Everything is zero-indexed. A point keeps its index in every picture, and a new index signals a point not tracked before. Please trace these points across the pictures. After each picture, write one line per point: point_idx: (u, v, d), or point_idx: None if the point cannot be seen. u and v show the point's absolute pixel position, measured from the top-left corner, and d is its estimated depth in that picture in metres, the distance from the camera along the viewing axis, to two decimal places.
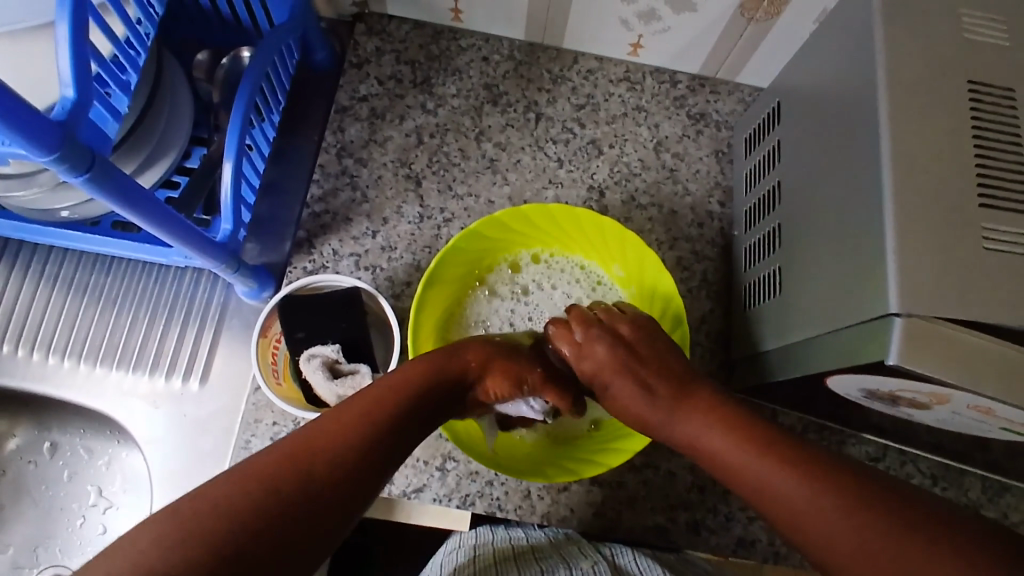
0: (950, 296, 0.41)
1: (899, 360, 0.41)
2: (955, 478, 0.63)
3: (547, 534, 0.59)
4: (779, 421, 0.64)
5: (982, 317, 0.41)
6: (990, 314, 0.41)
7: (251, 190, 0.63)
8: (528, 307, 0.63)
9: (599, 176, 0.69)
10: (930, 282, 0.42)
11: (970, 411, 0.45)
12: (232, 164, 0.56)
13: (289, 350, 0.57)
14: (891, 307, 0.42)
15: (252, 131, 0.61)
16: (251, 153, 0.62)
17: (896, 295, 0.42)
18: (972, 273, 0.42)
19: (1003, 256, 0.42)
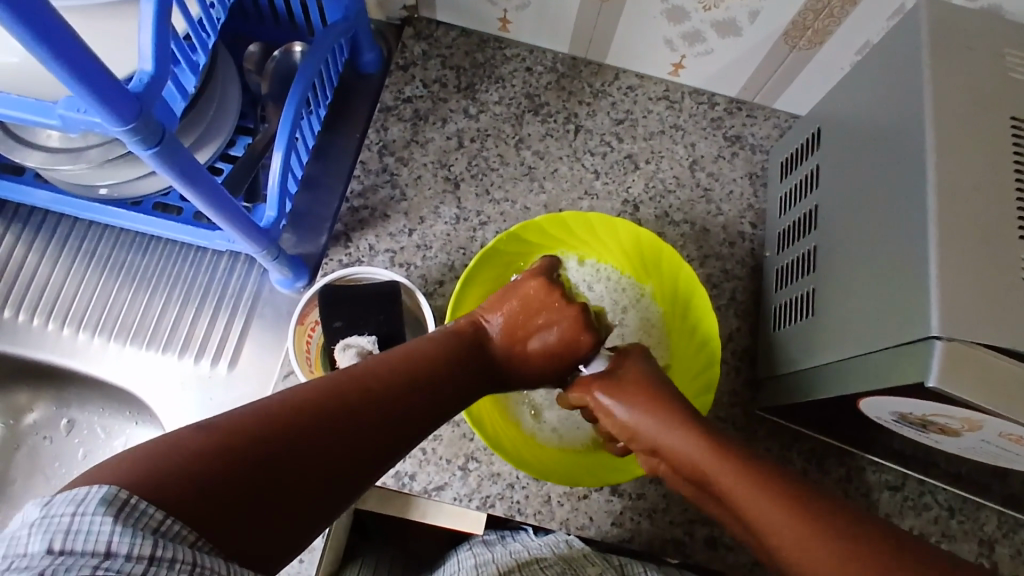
0: (988, 324, 0.42)
1: (938, 383, 0.42)
2: (973, 512, 0.63)
3: (555, 542, 0.58)
4: (800, 443, 0.64)
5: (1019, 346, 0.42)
6: None
7: (295, 181, 0.64)
8: None
9: (634, 191, 0.70)
10: (969, 309, 0.42)
11: (1001, 440, 0.46)
12: (282, 154, 0.57)
13: (323, 339, 0.58)
14: (931, 330, 0.42)
15: (301, 123, 0.63)
16: (299, 144, 0.63)
17: (938, 319, 0.42)
18: (1011, 302, 0.43)
19: None
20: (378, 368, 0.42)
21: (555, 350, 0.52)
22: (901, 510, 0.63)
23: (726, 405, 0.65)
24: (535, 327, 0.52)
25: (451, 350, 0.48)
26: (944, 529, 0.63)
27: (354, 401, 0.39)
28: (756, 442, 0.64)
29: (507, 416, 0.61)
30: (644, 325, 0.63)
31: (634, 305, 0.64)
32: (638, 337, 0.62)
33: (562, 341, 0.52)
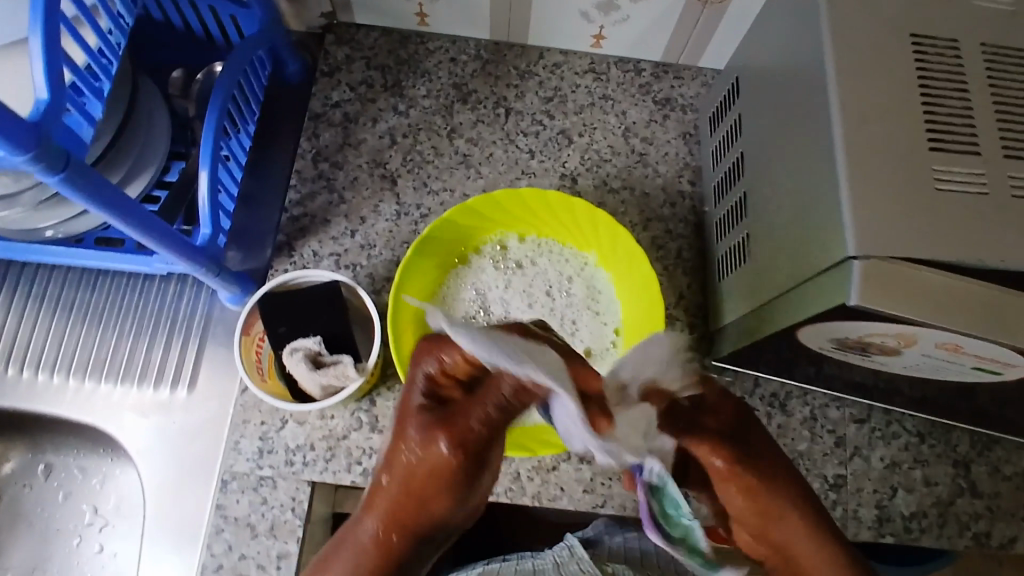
0: (904, 239, 0.42)
1: (860, 302, 0.42)
2: (942, 435, 0.64)
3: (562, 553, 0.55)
4: (762, 388, 0.64)
5: (938, 254, 0.42)
6: (950, 251, 0.42)
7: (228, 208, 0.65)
8: (506, 291, 0.61)
9: (570, 164, 0.70)
10: (884, 226, 0.42)
11: (939, 351, 0.46)
12: (208, 172, 0.58)
13: (272, 348, 0.57)
14: (848, 251, 0.42)
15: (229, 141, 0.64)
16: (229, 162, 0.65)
17: (854, 240, 0.42)
18: (925, 215, 0.43)
19: (954, 196, 0.43)
20: None
21: (436, 479, 0.39)
22: (869, 442, 0.63)
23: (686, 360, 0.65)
24: (400, 459, 0.40)
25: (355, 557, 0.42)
26: (914, 455, 0.64)
27: None
28: None
29: None
30: (591, 293, 0.61)
31: (579, 274, 0.62)
32: (585, 305, 0.61)
33: (414, 469, 0.40)
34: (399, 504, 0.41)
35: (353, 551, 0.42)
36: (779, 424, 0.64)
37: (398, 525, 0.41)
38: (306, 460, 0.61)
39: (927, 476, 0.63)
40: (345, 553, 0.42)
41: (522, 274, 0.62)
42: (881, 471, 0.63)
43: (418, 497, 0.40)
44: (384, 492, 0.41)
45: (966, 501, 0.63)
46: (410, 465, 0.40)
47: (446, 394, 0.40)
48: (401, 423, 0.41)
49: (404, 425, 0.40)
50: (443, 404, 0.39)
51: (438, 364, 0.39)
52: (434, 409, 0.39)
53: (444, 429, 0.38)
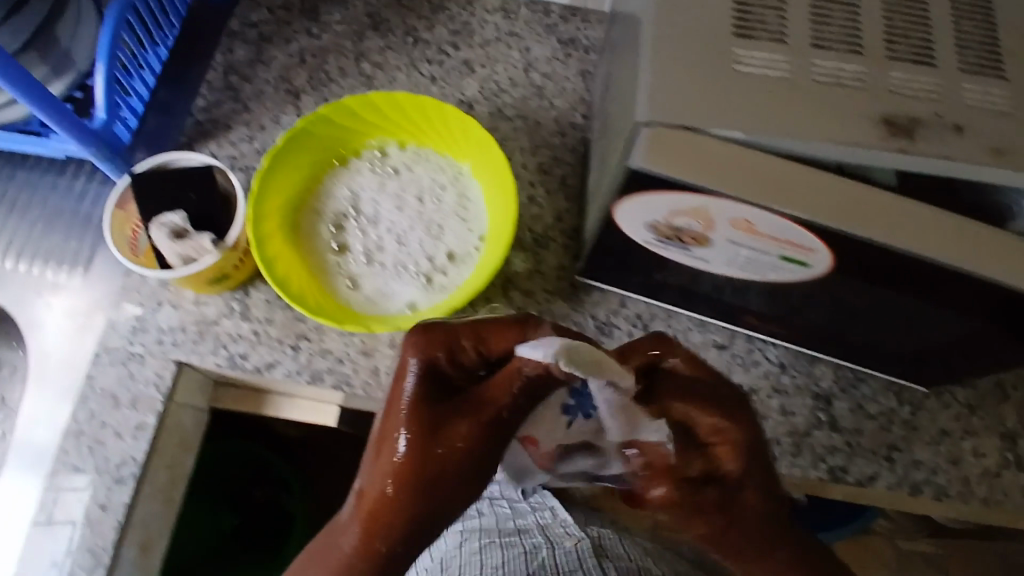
0: (691, 107, 0.43)
1: (643, 166, 0.43)
2: (804, 366, 0.65)
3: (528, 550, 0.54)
4: (628, 308, 0.66)
5: (720, 122, 0.43)
6: (733, 122, 0.43)
7: (134, 110, 0.70)
8: (380, 193, 0.63)
9: (469, 92, 0.72)
10: (674, 94, 0.43)
11: (739, 234, 0.47)
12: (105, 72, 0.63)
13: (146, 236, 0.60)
14: (636, 117, 0.43)
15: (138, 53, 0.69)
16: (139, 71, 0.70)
17: (643, 105, 0.43)
18: (718, 89, 0.44)
19: (751, 77, 0.44)
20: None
21: (399, 466, 0.43)
22: (728, 367, 0.65)
23: (556, 278, 0.67)
24: (383, 466, 0.44)
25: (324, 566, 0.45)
26: (774, 383, 0.65)
27: None
28: (580, 310, 0.66)
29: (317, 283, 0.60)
30: (461, 201, 0.63)
31: (453, 183, 0.64)
32: (454, 212, 0.63)
33: (401, 467, 0.43)
34: (373, 503, 0.44)
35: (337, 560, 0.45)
36: None
37: (392, 523, 0.44)
38: (176, 341, 0.63)
39: (784, 405, 0.64)
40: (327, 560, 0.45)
41: (397, 179, 0.64)
42: None
43: (429, 476, 0.43)
44: (383, 496, 0.44)
45: (824, 433, 0.64)
46: (404, 460, 0.43)
47: (448, 385, 0.46)
48: (386, 417, 0.44)
49: (381, 427, 0.45)
50: (467, 399, 0.44)
51: (419, 362, 0.45)
52: (429, 398, 0.44)
53: (425, 425, 0.43)
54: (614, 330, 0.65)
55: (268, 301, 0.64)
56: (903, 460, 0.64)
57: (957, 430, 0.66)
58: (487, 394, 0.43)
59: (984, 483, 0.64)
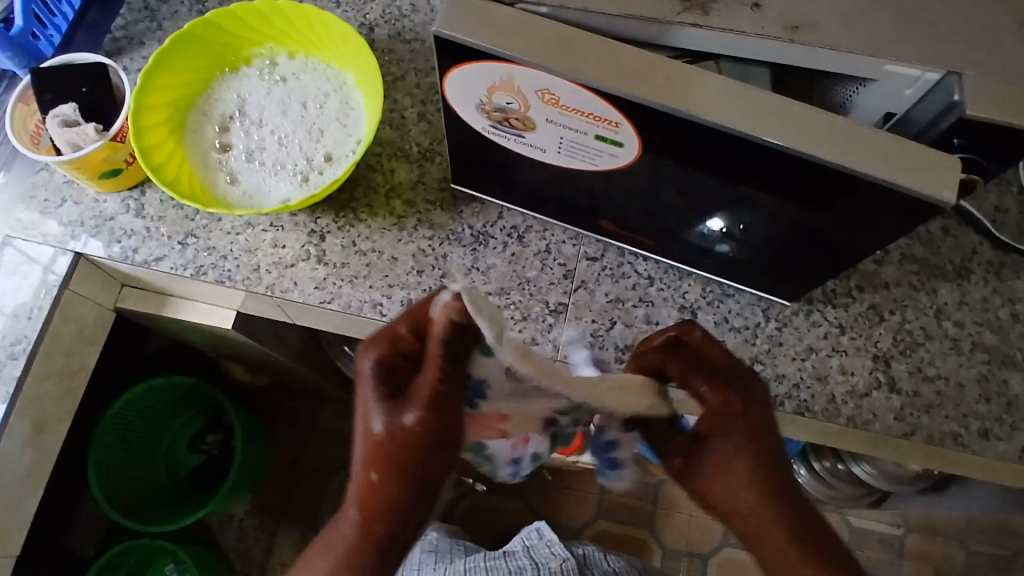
0: None
1: (447, 31, 0.45)
2: (672, 281, 0.67)
3: None
4: (503, 219, 0.68)
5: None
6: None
7: (61, 32, 0.76)
8: (267, 98, 0.67)
9: (370, 16, 0.76)
10: None
11: (551, 110, 0.49)
12: None
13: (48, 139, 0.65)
14: None
15: None
16: None
17: None
18: None
19: None
20: (318, 560, 0.50)
21: (382, 443, 0.46)
22: (597, 278, 0.67)
23: (438, 189, 0.69)
24: (365, 447, 0.47)
25: (348, 536, 0.48)
26: (642, 295, 0.66)
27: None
28: (458, 219, 0.68)
29: (200, 178, 0.65)
30: (343, 106, 0.67)
31: (336, 91, 0.67)
32: (335, 117, 0.66)
33: (382, 449, 0.46)
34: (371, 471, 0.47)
35: (356, 514, 0.48)
36: (513, 252, 0.67)
37: (387, 486, 0.47)
38: (72, 234, 0.67)
39: (649, 315, 0.66)
40: (342, 517, 0.49)
41: (284, 86, 0.68)
42: (603, 305, 0.66)
43: (408, 461, 0.46)
44: (375, 474, 0.47)
45: None
46: (375, 437, 0.47)
47: (400, 375, 0.47)
48: (360, 405, 0.47)
49: (366, 417, 0.47)
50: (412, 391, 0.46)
51: (376, 357, 0.47)
52: (416, 392, 0.45)
53: (405, 411, 0.46)
54: (489, 240, 0.67)
55: (161, 200, 0.68)
56: (765, 374, 0.65)
57: (824, 348, 0.65)
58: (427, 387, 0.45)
59: (849, 402, 0.64)
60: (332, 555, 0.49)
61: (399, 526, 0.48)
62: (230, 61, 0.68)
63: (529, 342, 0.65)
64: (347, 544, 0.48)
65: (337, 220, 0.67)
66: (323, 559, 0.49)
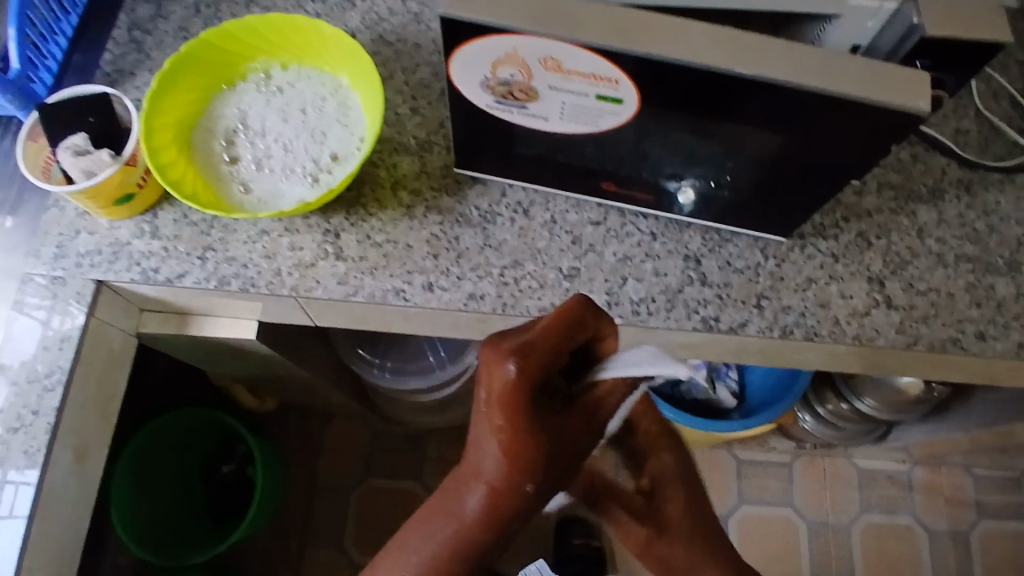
0: None
1: (453, 12, 0.49)
2: (672, 233, 0.71)
3: None
4: (508, 196, 0.71)
5: None
6: None
7: (51, 71, 0.78)
8: (268, 108, 0.70)
9: (351, 24, 0.79)
10: None
11: (552, 76, 0.52)
12: (14, 29, 0.72)
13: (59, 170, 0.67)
14: None
15: (53, 19, 0.78)
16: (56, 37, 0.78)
17: None
18: None
19: None
20: (396, 560, 0.41)
21: (513, 462, 0.39)
22: (603, 240, 0.70)
23: (442, 176, 0.72)
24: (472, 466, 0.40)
25: (448, 537, 0.40)
26: (647, 250, 0.70)
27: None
28: (465, 202, 0.71)
29: (214, 190, 0.67)
30: (342, 108, 0.69)
31: (333, 94, 0.70)
32: (336, 118, 0.69)
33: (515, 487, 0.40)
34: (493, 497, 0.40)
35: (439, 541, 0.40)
36: (521, 225, 0.70)
37: (506, 515, 0.40)
38: (92, 262, 0.69)
39: (657, 268, 0.70)
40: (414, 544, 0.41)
41: (282, 95, 0.70)
42: (612, 264, 0.70)
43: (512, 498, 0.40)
44: (513, 493, 0.40)
45: (696, 289, 0.69)
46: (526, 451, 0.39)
47: (552, 388, 0.42)
48: (487, 404, 0.39)
49: (486, 424, 0.40)
50: (555, 421, 0.40)
51: (522, 364, 0.38)
52: (531, 374, 0.39)
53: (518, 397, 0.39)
54: (497, 218, 0.71)
55: (175, 220, 0.70)
56: (772, 307, 0.69)
57: (822, 276, 0.70)
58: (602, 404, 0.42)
59: (852, 322, 0.68)
60: None
61: (469, 568, 0.41)
62: (226, 78, 0.71)
63: (548, 307, 0.68)
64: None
65: (349, 216, 0.70)
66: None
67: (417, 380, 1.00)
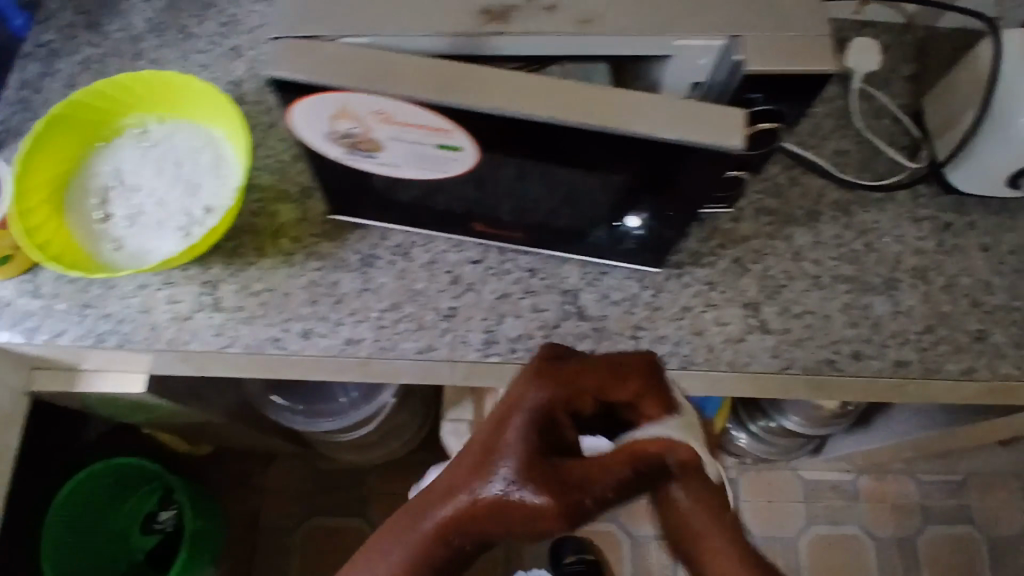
0: (309, 20, 0.51)
1: (277, 71, 0.49)
2: (551, 268, 0.72)
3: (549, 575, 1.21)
4: (387, 238, 0.72)
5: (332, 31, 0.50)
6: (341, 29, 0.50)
7: None
8: (143, 163, 0.70)
9: (236, 73, 0.80)
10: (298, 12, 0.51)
11: (388, 128, 0.53)
12: None
13: None
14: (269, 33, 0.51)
15: None
16: None
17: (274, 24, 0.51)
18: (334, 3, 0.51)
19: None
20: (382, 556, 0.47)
21: (524, 468, 0.44)
22: (482, 278, 0.71)
23: (322, 221, 0.72)
24: (466, 473, 0.46)
25: (419, 530, 0.46)
26: (525, 286, 0.71)
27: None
28: (344, 246, 0.71)
29: (88, 249, 0.68)
30: (215, 160, 0.70)
31: (207, 146, 0.70)
32: (209, 170, 0.69)
33: (501, 501, 0.44)
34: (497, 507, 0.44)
35: (416, 537, 0.46)
36: (400, 267, 0.71)
37: (499, 527, 0.45)
38: None
39: (535, 304, 0.70)
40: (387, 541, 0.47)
41: (157, 149, 0.71)
42: (491, 302, 0.70)
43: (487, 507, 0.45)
44: (467, 498, 0.45)
45: (572, 323, 0.70)
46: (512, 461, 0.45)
47: (563, 438, 0.47)
48: (499, 424, 0.47)
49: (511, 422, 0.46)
50: (555, 467, 0.45)
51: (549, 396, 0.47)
52: (545, 413, 0.47)
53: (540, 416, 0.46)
54: (376, 260, 0.71)
55: (55, 278, 0.70)
56: (648, 338, 0.69)
57: (698, 304, 0.71)
58: (588, 478, 0.44)
59: (727, 348, 0.69)
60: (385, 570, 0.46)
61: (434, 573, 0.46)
62: (102, 135, 0.71)
63: (426, 348, 0.68)
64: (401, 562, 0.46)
65: (227, 266, 0.70)
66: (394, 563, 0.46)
67: (331, 421, 1.03)
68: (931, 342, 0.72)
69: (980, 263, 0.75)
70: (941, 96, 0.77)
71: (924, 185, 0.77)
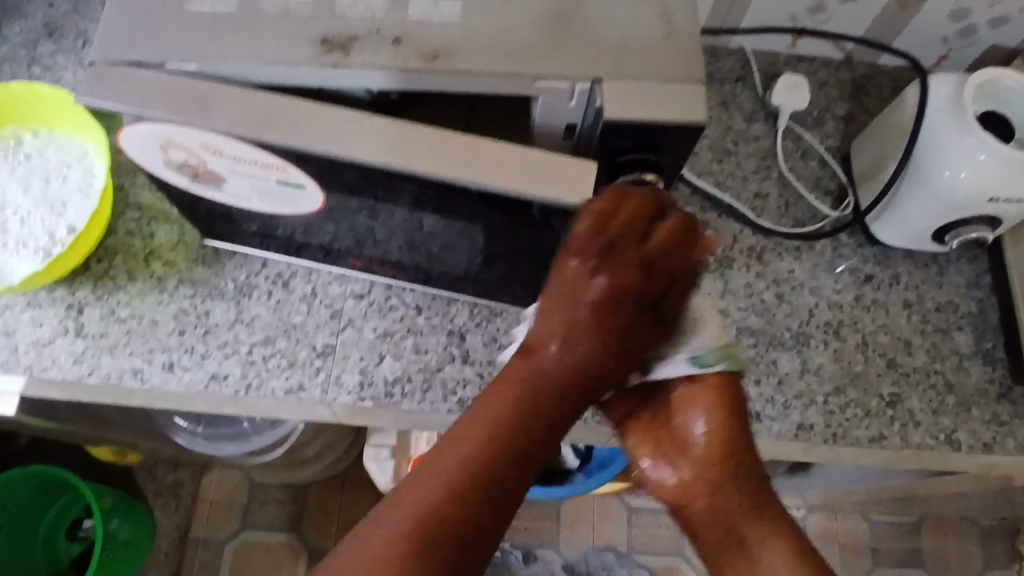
0: (133, 45, 0.47)
1: (91, 99, 0.46)
2: (440, 307, 0.67)
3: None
4: (267, 268, 0.68)
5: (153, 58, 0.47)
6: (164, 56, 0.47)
7: None
8: (11, 177, 0.66)
9: None
10: (122, 35, 0.48)
11: (222, 161, 0.49)
12: None
13: None
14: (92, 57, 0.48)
15: None
16: None
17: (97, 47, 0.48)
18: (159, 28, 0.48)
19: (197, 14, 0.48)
20: (443, 455, 0.46)
21: (581, 311, 0.46)
22: (364, 314, 0.67)
23: (201, 246, 0.68)
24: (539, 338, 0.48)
25: (524, 400, 0.47)
26: (410, 325, 0.67)
27: (463, 490, 0.45)
28: (221, 274, 0.67)
29: None
30: (86, 177, 0.66)
31: (79, 162, 0.66)
32: (78, 188, 0.65)
33: (571, 342, 0.47)
34: (609, 342, 0.47)
35: (528, 375, 0.48)
36: (277, 299, 0.67)
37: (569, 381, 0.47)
38: None
39: (418, 344, 0.66)
40: (484, 411, 0.47)
41: (26, 163, 0.67)
42: (371, 340, 0.66)
43: (567, 371, 0.47)
44: (559, 353, 0.47)
45: (456, 367, 0.66)
46: (584, 328, 0.47)
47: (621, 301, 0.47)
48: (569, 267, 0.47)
49: (569, 270, 0.47)
50: (611, 304, 0.47)
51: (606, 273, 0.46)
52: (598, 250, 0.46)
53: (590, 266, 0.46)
54: (254, 290, 0.67)
55: None
56: None
57: None
58: (624, 274, 0.46)
59: None
60: (444, 486, 0.45)
61: (513, 458, 0.46)
62: None
63: (295, 388, 0.64)
64: (494, 426, 0.46)
65: (95, 290, 0.67)
66: (443, 478, 0.45)
67: (235, 445, 1.03)
68: (839, 405, 0.67)
69: (901, 321, 0.70)
70: (869, 141, 0.72)
71: (847, 235, 0.73)
